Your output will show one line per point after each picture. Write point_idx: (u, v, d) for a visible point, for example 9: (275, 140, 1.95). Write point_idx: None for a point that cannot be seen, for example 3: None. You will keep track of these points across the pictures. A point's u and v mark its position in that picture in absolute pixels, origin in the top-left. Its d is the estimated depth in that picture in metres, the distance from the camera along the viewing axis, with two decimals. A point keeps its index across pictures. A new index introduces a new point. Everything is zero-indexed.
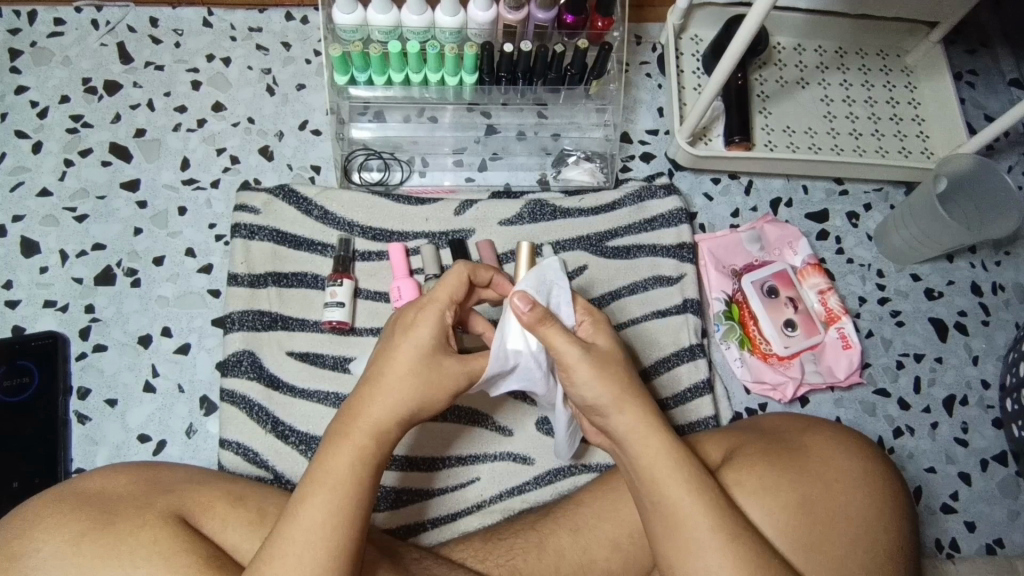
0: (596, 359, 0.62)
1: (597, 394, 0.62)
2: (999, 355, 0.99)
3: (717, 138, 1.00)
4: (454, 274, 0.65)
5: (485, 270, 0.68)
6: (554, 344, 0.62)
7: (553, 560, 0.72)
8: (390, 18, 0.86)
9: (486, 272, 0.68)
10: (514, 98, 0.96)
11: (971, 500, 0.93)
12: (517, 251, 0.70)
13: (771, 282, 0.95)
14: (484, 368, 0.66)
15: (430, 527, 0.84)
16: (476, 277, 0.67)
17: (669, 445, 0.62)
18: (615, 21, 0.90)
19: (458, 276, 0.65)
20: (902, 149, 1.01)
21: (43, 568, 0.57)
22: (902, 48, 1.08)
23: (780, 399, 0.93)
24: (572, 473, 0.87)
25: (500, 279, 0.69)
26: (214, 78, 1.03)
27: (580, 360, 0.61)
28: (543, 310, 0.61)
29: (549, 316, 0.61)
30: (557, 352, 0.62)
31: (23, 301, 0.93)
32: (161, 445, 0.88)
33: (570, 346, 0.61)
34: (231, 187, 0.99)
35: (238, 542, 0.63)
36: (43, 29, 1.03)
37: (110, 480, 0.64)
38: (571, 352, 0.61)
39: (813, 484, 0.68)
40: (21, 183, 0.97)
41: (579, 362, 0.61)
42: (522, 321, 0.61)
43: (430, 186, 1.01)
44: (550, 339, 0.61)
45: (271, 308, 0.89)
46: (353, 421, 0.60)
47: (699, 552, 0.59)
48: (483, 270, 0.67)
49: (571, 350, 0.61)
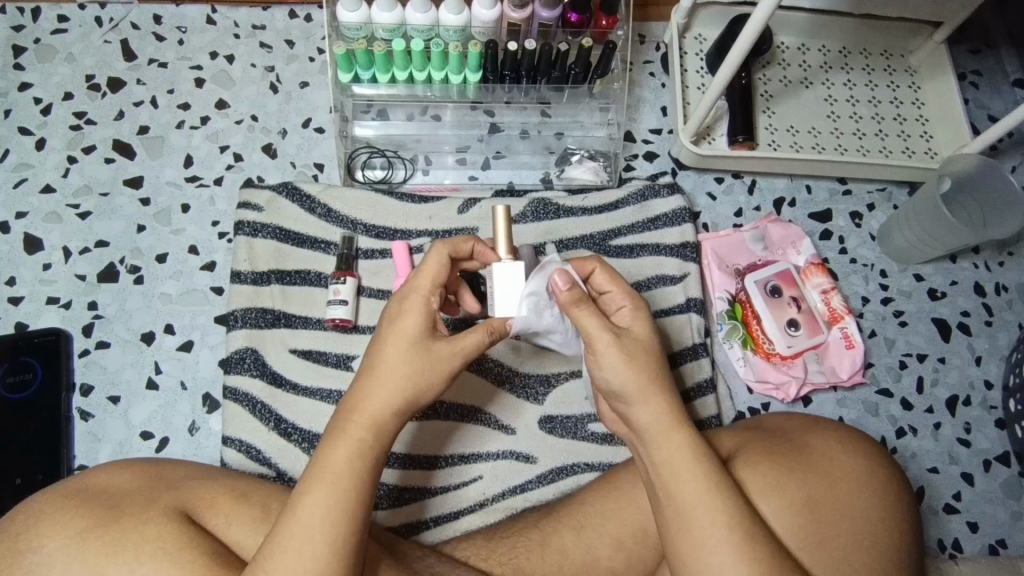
0: (627, 346, 0.64)
1: (626, 381, 0.63)
2: (1002, 356, 0.99)
3: (720, 138, 1.00)
4: (434, 256, 0.65)
5: (465, 242, 0.67)
6: (586, 327, 0.64)
7: (556, 559, 0.71)
8: (394, 16, 0.86)
9: (467, 244, 0.67)
10: (518, 97, 0.96)
11: (974, 501, 0.93)
12: (493, 217, 0.67)
13: (774, 282, 0.96)
14: (479, 340, 0.64)
15: (431, 525, 0.84)
16: (456, 253, 0.67)
17: (685, 443, 0.62)
18: (620, 20, 0.90)
19: (438, 258, 0.65)
20: (905, 149, 1.01)
21: (48, 564, 0.57)
22: (906, 48, 1.08)
23: (783, 399, 0.93)
24: (575, 472, 0.87)
25: (481, 248, 0.68)
26: (218, 75, 1.03)
27: (610, 345, 0.63)
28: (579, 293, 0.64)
29: (585, 298, 0.64)
30: (588, 334, 0.64)
31: (26, 298, 0.93)
32: (163, 442, 0.88)
33: (604, 331, 0.63)
34: (234, 185, 0.99)
35: (242, 538, 0.63)
36: (47, 26, 1.03)
37: (113, 477, 0.64)
38: (604, 337, 0.63)
39: (820, 483, 0.68)
40: (25, 180, 0.97)
41: (609, 347, 0.63)
42: (559, 300, 0.64)
43: (433, 185, 1.00)
44: (586, 319, 0.64)
45: (274, 306, 0.89)
46: (352, 414, 0.60)
47: (714, 550, 0.58)
48: (461, 243, 0.67)
49: (603, 335, 0.63)
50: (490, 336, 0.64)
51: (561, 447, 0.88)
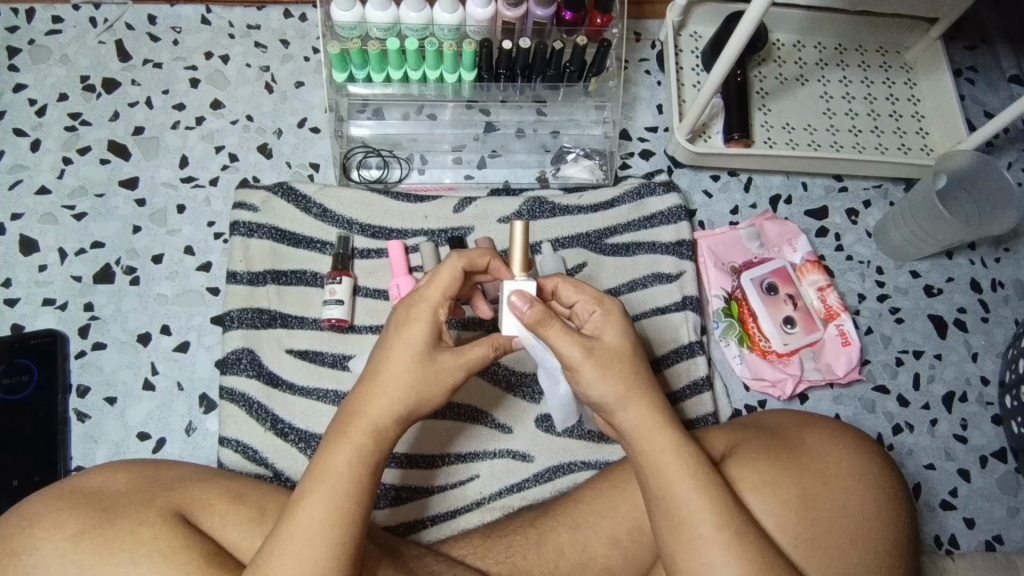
0: (599, 357, 0.62)
1: (603, 392, 0.62)
2: (998, 352, 0.99)
3: (717, 135, 1.00)
4: (449, 268, 0.64)
5: (481, 256, 0.66)
6: (557, 346, 0.62)
7: (553, 557, 0.72)
8: (389, 15, 0.85)
9: (484, 258, 0.66)
10: (514, 96, 0.96)
11: (970, 497, 0.93)
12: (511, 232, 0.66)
13: (770, 279, 0.95)
14: (480, 356, 0.64)
15: (430, 524, 0.84)
16: (472, 265, 0.66)
17: (677, 443, 0.62)
18: (614, 18, 0.90)
19: (453, 270, 0.64)
20: (902, 145, 1.01)
21: (44, 566, 0.57)
22: (902, 44, 1.08)
23: (779, 396, 0.93)
24: (572, 470, 0.87)
25: (497, 264, 0.67)
26: (213, 75, 1.03)
27: (582, 360, 0.62)
28: (543, 309, 0.61)
29: (550, 315, 0.61)
30: (558, 350, 0.62)
31: (22, 300, 0.93)
32: (160, 443, 0.88)
33: (571, 348, 0.61)
34: (230, 185, 0.99)
35: (238, 539, 0.63)
36: (42, 26, 1.03)
37: (110, 478, 0.64)
38: (573, 352, 0.61)
39: (814, 480, 0.68)
40: (20, 181, 0.97)
41: (579, 363, 0.61)
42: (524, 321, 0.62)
43: (429, 183, 1.00)
44: (554, 339, 0.61)
45: (270, 306, 0.89)
46: (351, 419, 0.60)
47: (705, 549, 0.58)
48: (478, 257, 0.66)
49: (571, 350, 0.61)
50: (494, 352, 0.65)
51: (558, 446, 0.88)
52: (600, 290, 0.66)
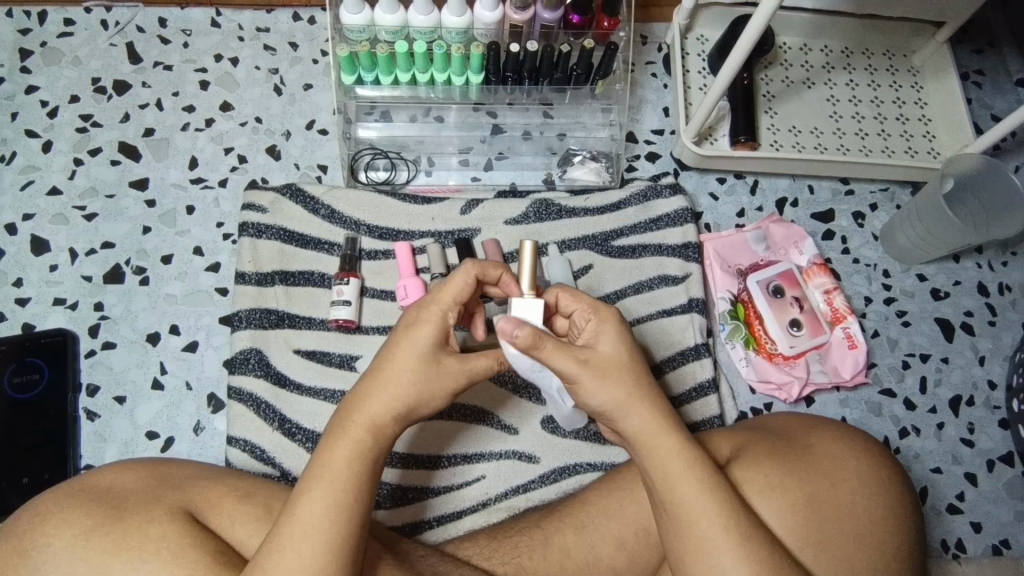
0: (595, 367, 0.62)
1: (602, 400, 0.62)
2: (1005, 356, 0.99)
3: (723, 138, 1.00)
4: (462, 273, 0.64)
5: (495, 269, 0.66)
6: (549, 361, 0.62)
7: (558, 558, 0.72)
8: (397, 18, 0.85)
9: (495, 271, 0.66)
10: (520, 98, 0.95)
11: (978, 501, 0.92)
12: (522, 250, 0.67)
13: (776, 282, 0.94)
14: (484, 366, 0.65)
15: (434, 525, 0.85)
16: (484, 276, 0.66)
17: (682, 446, 0.62)
18: (622, 21, 0.90)
19: (466, 276, 0.64)
20: (908, 149, 1.01)
21: (55, 563, 0.58)
22: (909, 48, 1.08)
23: (785, 399, 0.93)
24: (578, 472, 0.88)
25: (507, 279, 0.67)
26: (222, 77, 1.04)
27: (578, 372, 0.62)
28: (535, 332, 0.60)
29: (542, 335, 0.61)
30: (554, 367, 0.62)
31: (33, 299, 0.93)
32: (168, 442, 0.88)
33: (566, 362, 0.62)
34: (239, 186, 1.00)
35: (245, 537, 0.64)
36: (54, 29, 1.04)
37: (119, 475, 0.64)
38: (568, 366, 0.62)
39: (820, 483, 0.68)
40: (31, 182, 0.98)
41: (576, 374, 0.62)
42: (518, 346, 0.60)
43: (436, 186, 1.01)
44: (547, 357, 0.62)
45: (278, 307, 0.90)
46: (351, 416, 0.60)
47: (714, 552, 0.59)
48: (491, 269, 0.66)
49: (565, 364, 0.62)
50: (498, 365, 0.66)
51: (564, 447, 0.88)
52: (597, 300, 0.66)
